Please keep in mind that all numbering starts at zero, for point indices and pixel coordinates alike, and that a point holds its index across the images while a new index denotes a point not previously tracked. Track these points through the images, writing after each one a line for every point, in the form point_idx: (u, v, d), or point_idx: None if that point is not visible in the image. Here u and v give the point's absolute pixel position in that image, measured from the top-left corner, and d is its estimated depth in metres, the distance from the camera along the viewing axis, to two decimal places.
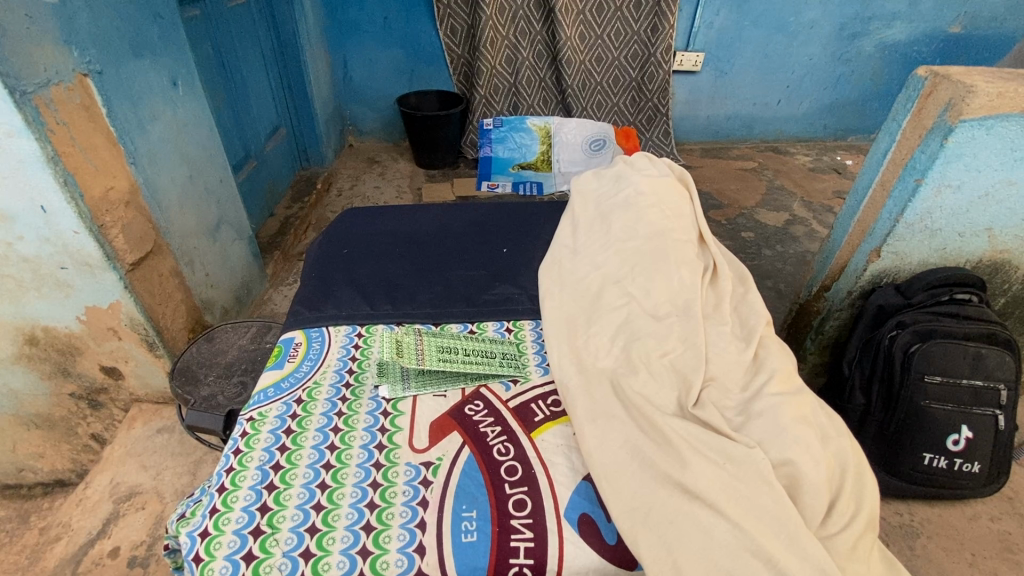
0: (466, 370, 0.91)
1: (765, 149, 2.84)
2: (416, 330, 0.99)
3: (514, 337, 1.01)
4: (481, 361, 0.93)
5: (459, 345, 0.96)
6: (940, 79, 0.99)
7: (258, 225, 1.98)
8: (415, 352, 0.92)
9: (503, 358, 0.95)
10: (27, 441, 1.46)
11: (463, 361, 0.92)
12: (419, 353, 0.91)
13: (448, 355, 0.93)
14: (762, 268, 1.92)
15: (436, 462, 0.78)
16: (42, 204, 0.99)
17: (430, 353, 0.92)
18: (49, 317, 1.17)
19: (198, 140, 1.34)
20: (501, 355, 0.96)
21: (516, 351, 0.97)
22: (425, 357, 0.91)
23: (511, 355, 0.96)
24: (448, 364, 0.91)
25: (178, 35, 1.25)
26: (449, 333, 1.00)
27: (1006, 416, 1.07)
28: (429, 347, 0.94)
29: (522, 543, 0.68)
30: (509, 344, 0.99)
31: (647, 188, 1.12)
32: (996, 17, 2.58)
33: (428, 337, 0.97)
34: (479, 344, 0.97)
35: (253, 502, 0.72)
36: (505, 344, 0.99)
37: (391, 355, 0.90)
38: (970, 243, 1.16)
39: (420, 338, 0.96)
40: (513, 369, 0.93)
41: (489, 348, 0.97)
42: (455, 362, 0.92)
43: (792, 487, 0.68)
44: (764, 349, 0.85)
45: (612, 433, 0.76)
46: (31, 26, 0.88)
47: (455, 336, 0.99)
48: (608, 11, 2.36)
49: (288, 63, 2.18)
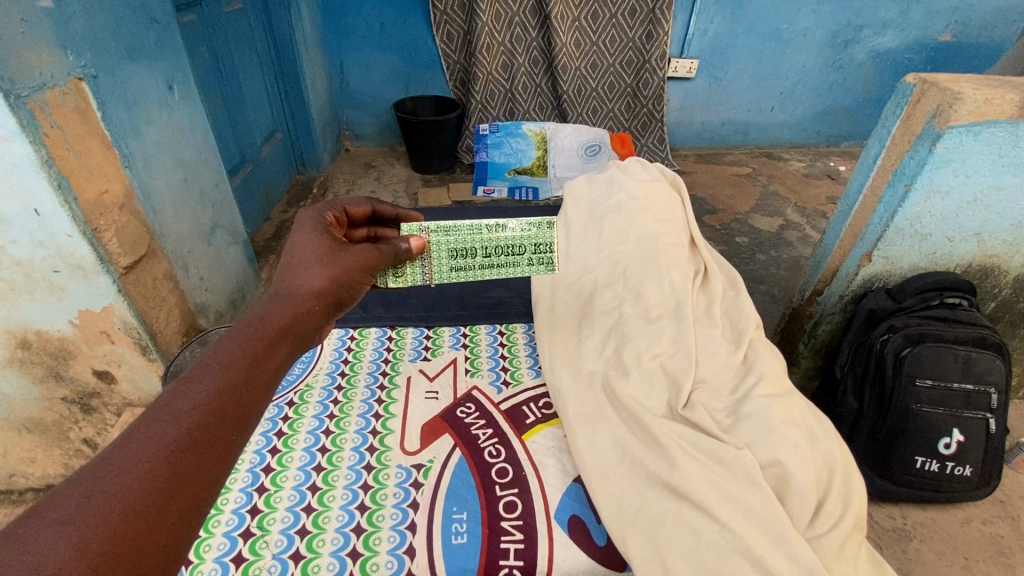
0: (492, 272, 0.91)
1: (759, 156, 2.86)
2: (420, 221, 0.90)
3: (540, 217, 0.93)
4: (510, 259, 0.91)
5: (479, 243, 0.90)
6: (928, 86, 1.00)
7: (253, 229, 1.97)
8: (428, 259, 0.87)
9: (532, 253, 0.92)
10: (18, 445, 1.41)
11: (483, 271, 0.90)
12: (427, 265, 0.88)
13: (464, 262, 0.89)
14: (755, 273, 1.92)
15: (427, 464, 0.81)
16: (36, 208, 0.98)
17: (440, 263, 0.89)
18: (41, 321, 1.15)
19: (193, 144, 1.34)
20: (529, 253, 0.92)
21: (545, 239, 0.93)
22: (433, 271, 0.88)
23: (542, 245, 0.92)
24: (465, 276, 0.90)
25: (174, 40, 1.25)
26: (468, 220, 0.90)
27: (997, 421, 1.08)
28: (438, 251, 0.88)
29: (512, 544, 0.70)
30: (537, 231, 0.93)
31: (639, 192, 1.13)
32: (985, 26, 2.62)
33: (437, 233, 0.88)
34: (503, 239, 0.90)
35: (243, 504, 0.75)
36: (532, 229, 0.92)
37: (391, 282, 0.87)
38: (960, 247, 1.17)
39: (429, 235, 0.88)
40: (545, 269, 0.94)
41: (516, 241, 0.91)
42: (472, 271, 0.90)
43: (781, 488, 0.70)
44: (753, 352, 0.86)
45: (601, 436, 0.78)
46: (27, 30, 0.88)
47: (471, 226, 0.89)
48: (603, 19, 2.39)
49: (284, 68, 2.18)
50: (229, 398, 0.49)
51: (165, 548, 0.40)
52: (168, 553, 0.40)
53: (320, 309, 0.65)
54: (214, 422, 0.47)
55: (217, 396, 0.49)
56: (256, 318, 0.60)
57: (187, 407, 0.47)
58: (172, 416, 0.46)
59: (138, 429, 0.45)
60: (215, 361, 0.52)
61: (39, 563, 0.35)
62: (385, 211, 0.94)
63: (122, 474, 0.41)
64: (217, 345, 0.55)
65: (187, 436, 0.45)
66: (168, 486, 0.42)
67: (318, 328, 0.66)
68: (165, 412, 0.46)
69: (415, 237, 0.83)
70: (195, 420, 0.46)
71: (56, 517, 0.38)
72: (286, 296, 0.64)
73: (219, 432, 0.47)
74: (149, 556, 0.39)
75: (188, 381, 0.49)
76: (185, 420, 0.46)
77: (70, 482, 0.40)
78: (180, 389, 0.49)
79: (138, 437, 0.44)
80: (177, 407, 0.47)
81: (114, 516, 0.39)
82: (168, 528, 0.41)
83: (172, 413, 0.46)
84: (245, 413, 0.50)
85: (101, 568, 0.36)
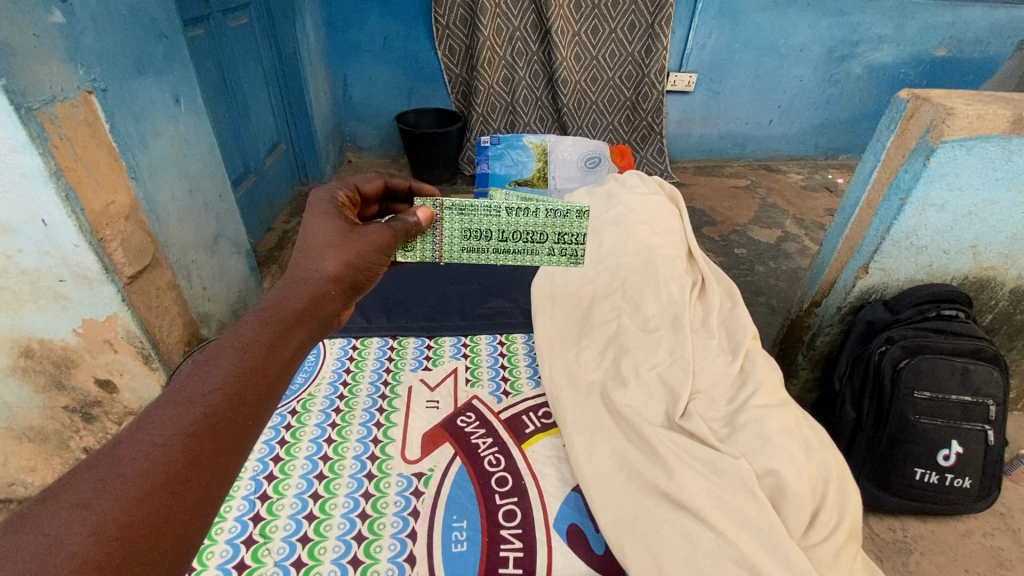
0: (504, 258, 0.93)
1: (757, 168, 2.89)
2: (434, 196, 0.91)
3: (570, 205, 0.93)
4: (526, 248, 0.93)
5: (495, 226, 0.91)
6: (921, 102, 1.02)
7: (256, 239, 1.99)
8: (439, 238, 0.90)
9: (552, 245, 0.94)
10: (18, 454, 1.39)
11: (494, 253, 0.92)
12: (437, 241, 0.90)
13: (476, 242, 0.91)
14: (754, 284, 1.94)
15: (428, 473, 0.82)
16: (43, 218, 0.99)
17: (451, 240, 0.91)
18: (45, 329, 1.16)
19: (198, 156, 1.36)
20: (551, 242, 0.94)
21: (570, 229, 0.93)
22: (442, 248, 0.90)
23: (566, 237, 0.93)
24: (474, 256, 0.92)
25: (181, 54, 1.28)
26: (488, 203, 0.90)
27: (995, 432, 1.08)
28: (450, 231, 0.90)
29: (511, 553, 0.71)
30: (562, 220, 0.93)
31: (638, 206, 1.19)
32: (980, 41, 2.66)
33: (451, 211, 0.90)
34: (523, 224, 0.91)
35: (246, 512, 0.76)
36: (557, 218, 0.93)
37: (401, 254, 0.90)
38: (956, 260, 1.19)
39: (442, 212, 0.90)
40: (566, 260, 0.96)
41: (537, 228, 0.92)
42: (483, 253, 0.92)
43: (777, 497, 0.71)
44: (750, 362, 0.87)
45: (600, 445, 0.79)
46: (39, 44, 0.90)
47: (490, 209, 0.90)
48: (603, 33, 2.43)
49: (289, 81, 2.21)
50: (241, 385, 0.51)
51: (182, 531, 0.41)
52: (185, 536, 0.41)
53: (335, 293, 0.67)
54: (228, 409, 0.48)
55: (232, 382, 0.50)
56: (270, 305, 0.61)
57: (201, 393, 0.48)
58: (187, 402, 0.47)
59: (155, 414, 0.46)
60: (228, 347, 0.54)
61: (55, 546, 0.36)
62: (397, 184, 0.93)
63: (139, 460, 0.42)
64: (232, 331, 0.56)
65: (201, 421, 0.46)
66: (183, 471, 0.43)
67: (334, 313, 0.67)
68: (179, 398, 0.47)
69: (424, 210, 0.84)
70: (209, 406, 0.48)
71: (74, 498, 0.39)
72: (301, 283, 0.65)
73: (234, 419, 0.48)
74: (168, 537, 0.40)
75: (202, 368, 0.51)
76: (199, 405, 0.47)
77: (87, 466, 0.42)
78: (196, 372, 0.50)
79: (154, 422, 0.45)
80: (191, 393, 0.48)
81: (129, 499, 0.40)
82: (184, 511, 0.42)
83: (187, 398, 0.48)
84: (259, 400, 0.51)
85: (119, 552, 0.38)
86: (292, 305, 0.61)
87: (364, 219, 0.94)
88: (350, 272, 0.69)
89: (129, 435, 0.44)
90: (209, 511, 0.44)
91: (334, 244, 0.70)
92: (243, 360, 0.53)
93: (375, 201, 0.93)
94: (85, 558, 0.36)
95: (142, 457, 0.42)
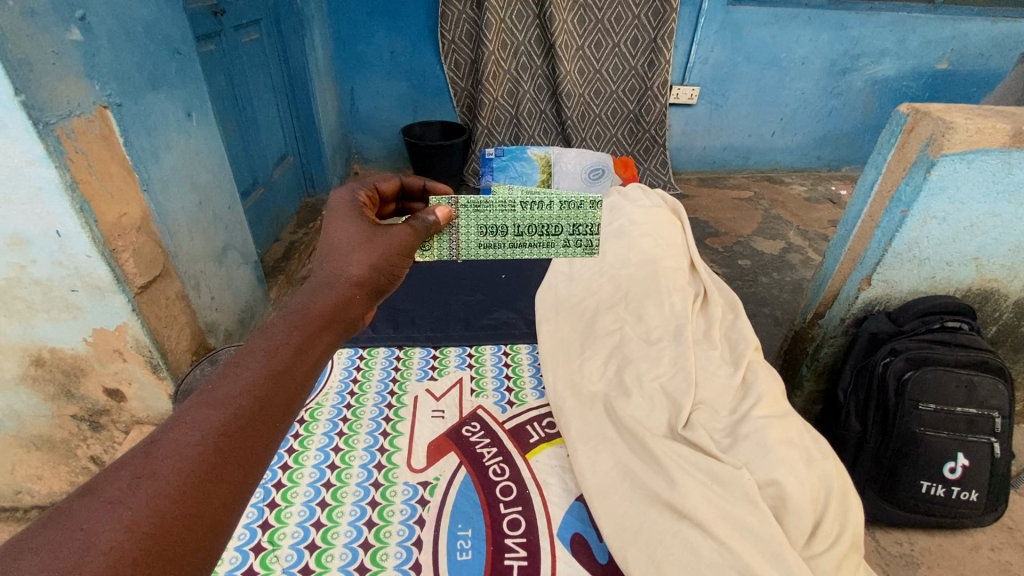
0: (521, 252, 0.95)
1: (760, 180, 2.90)
2: (449, 195, 0.92)
3: (581, 197, 0.94)
4: (544, 241, 0.95)
5: (510, 221, 0.93)
6: (920, 116, 1.03)
7: (263, 250, 2.01)
8: (454, 236, 0.92)
9: (568, 238, 0.95)
10: (26, 462, 1.40)
11: (511, 248, 0.94)
12: (453, 240, 0.92)
13: (492, 239, 0.93)
14: (758, 295, 1.94)
15: (433, 481, 0.82)
16: (57, 229, 1.01)
17: (467, 238, 0.93)
18: (56, 339, 1.18)
19: (208, 168, 1.39)
20: (566, 234, 0.95)
21: (584, 221, 0.95)
22: (460, 246, 0.92)
23: (582, 228, 0.95)
24: (492, 253, 0.94)
25: (194, 70, 1.31)
26: (502, 199, 0.92)
27: (1001, 445, 1.08)
28: (466, 230, 0.92)
29: (515, 562, 0.71)
30: (576, 210, 0.95)
31: (641, 218, 1.20)
32: (982, 54, 2.68)
33: (466, 210, 0.91)
34: (538, 218, 0.94)
35: (255, 519, 0.77)
36: (570, 209, 0.94)
37: (420, 254, 0.92)
38: (958, 272, 1.19)
39: (458, 209, 0.91)
40: (581, 251, 0.97)
41: (551, 221, 0.94)
42: (500, 249, 0.94)
43: (778, 507, 0.72)
44: (751, 373, 0.89)
45: (603, 455, 0.80)
46: (58, 61, 0.92)
47: (504, 205, 0.92)
48: (606, 47, 2.47)
49: (297, 94, 2.24)
50: (271, 388, 0.52)
51: (209, 532, 0.42)
52: (214, 535, 0.43)
53: (359, 297, 0.68)
54: (257, 411, 0.50)
55: (261, 384, 0.52)
56: (296, 309, 0.62)
57: (231, 394, 0.50)
58: (218, 403, 0.49)
59: (187, 415, 0.48)
60: (257, 351, 0.55)
61: (90, 542, 0.37)
62: (412, 183, 0.94)
63: (173, 459, 0.44)
64: (259, 335, 0.58)
65: (232, 422, 0.48)
66: (212, 472, 0.44)
67: (358, 317, 0.68)
68: (210, 400, 0.49)
69: (442, 209, 0.84)
70: (239, 408, 0.49)
71: (108, 496, 0.40)
72: (325, 287, 0.66)
73: (262, 422, 0.49)
74: (199, 537, 0.41)
75: (233, 370, 0.53)
76: (230, 407, 0.49)
77: (123, 463, 0.43)
78: (226, 375, 0.52)
79: (187, 423, 0.47)
80: (223, 394, 0.50)
81: (163, 497, 0.41)
82: (212, 512, 0.43)
83: (218, 400, 0.49)
84: (287, 402, 0.53)
85: (153, 549, 0.39)
86: (318, 311, 0.63)
87: (382, 217, 0.96)
88: (374, 277, 0.70)
89: (165, 435, 0.46)
90: (237, 511, 0.45)
91: (358, 248, 0.71)
92: (271, 362, 0.54)
93: (392, 200, 0.95)
94: (119, 555, 0.37)
95: (176, 457, 0.44)
